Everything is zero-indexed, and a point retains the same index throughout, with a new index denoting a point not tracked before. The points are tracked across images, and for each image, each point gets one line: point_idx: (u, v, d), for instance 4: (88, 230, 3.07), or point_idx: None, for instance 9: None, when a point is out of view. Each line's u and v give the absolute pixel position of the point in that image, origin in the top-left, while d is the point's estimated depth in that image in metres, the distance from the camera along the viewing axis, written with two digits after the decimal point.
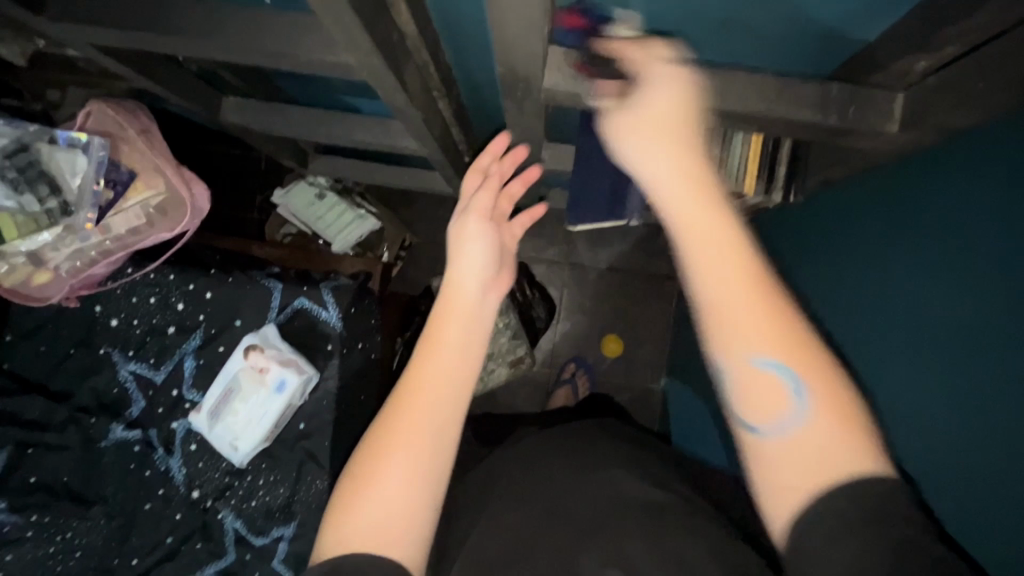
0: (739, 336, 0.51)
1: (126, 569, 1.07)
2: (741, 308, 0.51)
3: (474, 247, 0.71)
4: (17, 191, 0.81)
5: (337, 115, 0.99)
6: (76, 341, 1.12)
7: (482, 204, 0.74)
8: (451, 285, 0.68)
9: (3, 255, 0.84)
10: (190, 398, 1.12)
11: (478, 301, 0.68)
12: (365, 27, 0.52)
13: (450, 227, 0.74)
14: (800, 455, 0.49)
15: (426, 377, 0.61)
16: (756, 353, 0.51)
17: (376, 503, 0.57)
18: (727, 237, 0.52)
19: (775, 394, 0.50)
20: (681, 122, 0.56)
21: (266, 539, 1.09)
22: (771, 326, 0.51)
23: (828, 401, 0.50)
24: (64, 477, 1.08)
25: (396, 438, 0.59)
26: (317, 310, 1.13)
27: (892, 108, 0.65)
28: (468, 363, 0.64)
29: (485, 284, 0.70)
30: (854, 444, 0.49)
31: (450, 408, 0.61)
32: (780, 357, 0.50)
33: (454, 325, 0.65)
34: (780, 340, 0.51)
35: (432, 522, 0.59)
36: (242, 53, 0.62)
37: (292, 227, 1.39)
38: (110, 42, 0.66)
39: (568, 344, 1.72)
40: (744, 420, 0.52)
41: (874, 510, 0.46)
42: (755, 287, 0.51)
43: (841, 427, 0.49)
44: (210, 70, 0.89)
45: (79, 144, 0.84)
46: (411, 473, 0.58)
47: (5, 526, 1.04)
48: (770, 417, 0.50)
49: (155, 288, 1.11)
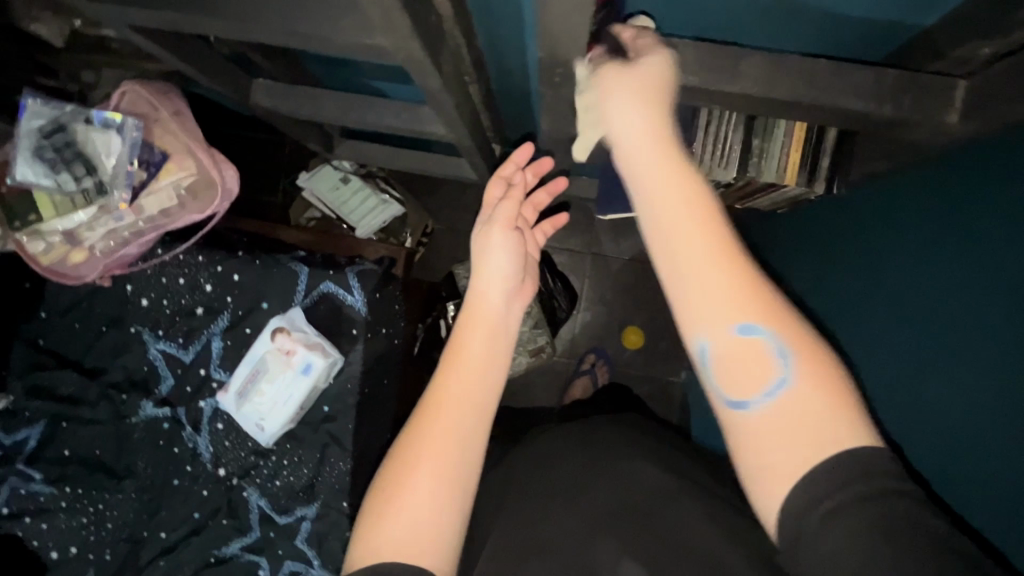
0: (708, 310, 0.54)
1: (155, 542, 1.10)
2: (713, 282, 0.53)
3: (498, 254, 0.72)
4: (54, 170, 0.83)
5: (366, 99, 0.98)
6: (108, 320, 1.14)
7: (506, 211, 0.75)
8: (474, 295, 0.69)
9: (41, 233, 0.86)
10: (217, 378, 1.14)
11: (501, 310, 0.69)
12: (404, 8, 0.50)
13: (473, 237, 0.75)
14: (790, 426, 0.50)
15: (455, 382, 0.62)
16: (741, 324, 0.53)
17: (406, 510, 0.57)
18: (688, 214, 0.55)
19: (760, 364, 0.53)
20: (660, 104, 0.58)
21: (290, 518, 1.11)
22: (744, 298, 0.53)
23: (810, 363, 0.52)
24: (97, 451, 1.12)
25: (425, 446, 0.59)
26: (342, 294, 1.13)
27: (953, 97, 0.61)
28: (495, 368, 0.65)
29: (509, 292, 0.71)
30: (841, 406, 0.51)
31: (479, 412, 0.62)
32: (760, 325, 0.53)
33: (479, 332, 0.66)
34: (752, 309, 0.53)
35: (463, 525, 0.59)
36: (278, 34, 0.62)
37: (317, 212, 1.40)
38: (147, 22, 0.66)
39: (589, 334, 1.71)
40: (734, 398, 0.54)
41: (877, 490, 0.46)
42: (727, 263, 0.54)
43: (824, 397, 0.51)
44: (242, 52, 0.89)
45: (114, 124, 0.84)
46: (440, 481, 0.58)
47: (43, 496, 1.09)
48: (755, 390, 0.53)
49: (183, 269, 1.12)
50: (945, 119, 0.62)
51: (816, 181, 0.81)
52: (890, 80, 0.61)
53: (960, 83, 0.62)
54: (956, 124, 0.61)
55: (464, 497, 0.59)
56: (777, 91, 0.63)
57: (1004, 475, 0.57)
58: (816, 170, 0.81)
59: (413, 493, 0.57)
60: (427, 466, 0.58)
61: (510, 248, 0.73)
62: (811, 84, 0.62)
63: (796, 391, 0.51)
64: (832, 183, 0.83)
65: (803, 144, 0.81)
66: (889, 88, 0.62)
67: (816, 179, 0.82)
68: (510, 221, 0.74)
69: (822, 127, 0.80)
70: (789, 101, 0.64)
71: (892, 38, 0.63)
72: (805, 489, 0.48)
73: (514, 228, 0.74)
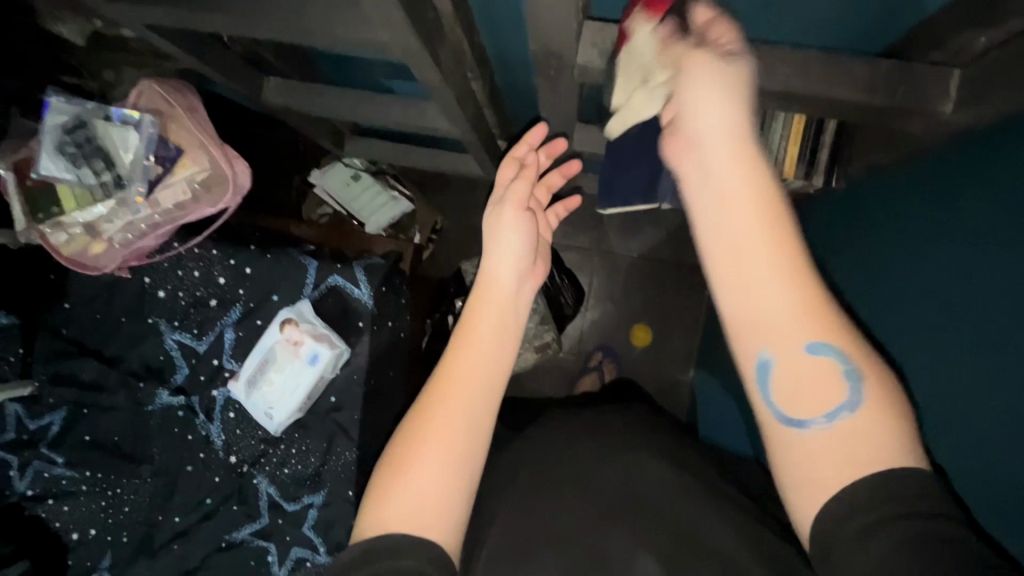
0: (778, 325, 0.54)
1: (170, 526, 1.14)
2: (787, 299, 0.54)
3: (511, 236, 0.72)
4: (76, 165, 0.87)
5: (373, 97, 1.00)
6: (127, 311, 1.18)
7: (519, 191, 0.75)
8: (485, 275, 0.70)
9: (62, 225, 0.89)
10: (229, 367, 1.18)
11: (513, 290, 0.69)
12: (401, 5, 0.53)
13: (484, 217, 0.75)
14: (847, 446, 0.51)
15: (461, 365, 0.62)
16: (808, 341, 0.53)
17: (412, 487, 0.57)
18: (765, 225, 0.55)
19: (825, 382, 0.53)
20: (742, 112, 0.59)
21: (298, 505, 1.14)
22: (816, 317, 0.54)
23: (874, 382, 0.53)
24: (115, 437, 1.17)
25: (433, 424, 0.59)
26: (349, 287, 1.15)
27: (947, 87, 0.64)
28: (504, 353, 0.65)
29: (522, 274, 0.71)
30: (903, 429, 0.52)
31: (487, 396, 0.61)
32: (828, 345, 0.53)
33: (486, 316, 0.65)
34: (826, 328, 0.54)
35: (469, 508, 0.59)
36: (282, 32, 0.64)
37: (329, 208, 1.43)
38: (161, 21, 0.69)
39: (596, 331, 1.72)
40: (791, 411, 0.54)
41: (916, 500, 0.48)
42: (799, 277, 0.54)
43: (884, 422, 0.52)
44: (254, 51, 0.92)
45: (131, 121, 0.89)
46: (446, 459, 0.58)
47: (65, 479, 1.14)
48: (813, 407, 0.53)
49: (198, 262, 1.15)
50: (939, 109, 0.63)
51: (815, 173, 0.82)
52: (882, 72, 0.63)
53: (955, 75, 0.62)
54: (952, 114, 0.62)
55: (470, 480, 0.59)
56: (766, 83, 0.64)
57: (1002, 469, 0.56)
58: (814, 164, 0.82)
59: (419, 473, 0.57)
60: (432, 449, 0.58)
61: (522, 229, 0.73)
62: (800, 75, 0.63)
63: (859, 414, 0.52)
64: (831, 176, 0.83)
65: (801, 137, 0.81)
66: (880, 80, 0.63)
67: (814, 173, 0.82)
68: (521, 202, 0.74)
69: (821, 119, 0.81)
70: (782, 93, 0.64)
71: (890, 30, 0.63)
72: (860, 502, 0.49)
73: (525, 209, 0.74)
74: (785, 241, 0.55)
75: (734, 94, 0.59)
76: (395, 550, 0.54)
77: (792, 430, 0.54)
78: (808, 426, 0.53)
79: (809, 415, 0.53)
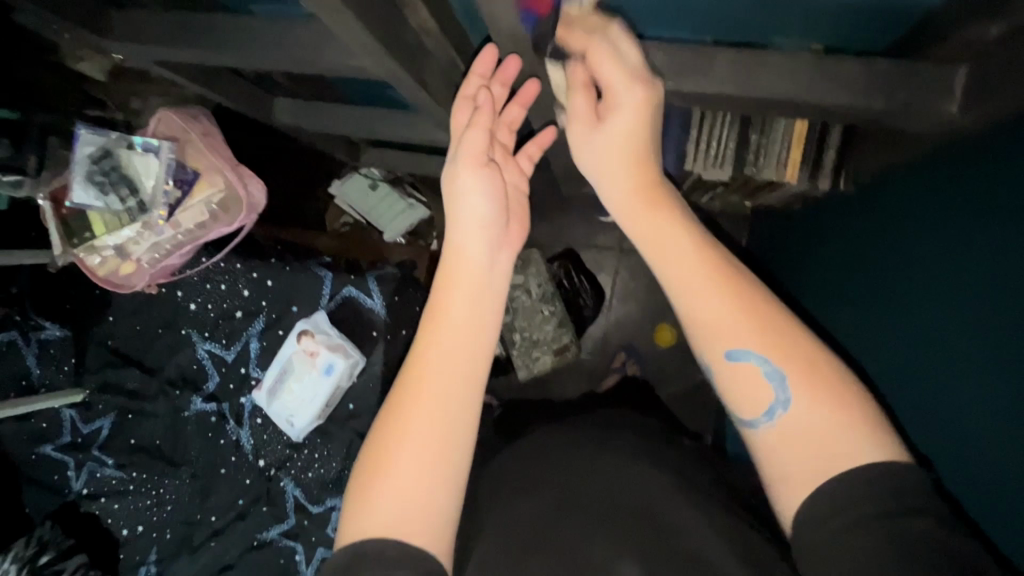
0: (709, 334, 0.57)
1: (207, 524, 1.21)
2: (709, 308, 0.57)
3: (473, 203, 0.66)
4: (104, 193, 0.93)
5: (378, 112, 1.01)
6: (163, 322, 1.25)
7: (473, 144, 0.67)
8: (452, 249, 0.65)
9: (96, 248, 0.97)
10: (256, 375, 1.23)
11: (485, 264, 0.65)
12: (372, 34, 0.54)
13: (443, 178, 0.69)
14: (797, 442, 0.52)
15: (437, 357, 0.60)
16: (733, 347, 0.55)
17: (390, 489, 0.57)
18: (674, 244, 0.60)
19: (758, 382, 0.55)
20: (634, 150, 0.64)
21: (322, 507, 1.19)
22: (742, 319, 0.55)
23: (805, 374, 0.53)
24: (156, 440, 1.24)
25: (406, 423, 0.59)
26: (363, 298, 1.19)
27: (953, 87, 0.60)
28: (484, 336, 0.62)
29: (494, 243, 0.66)
30: (845, 416, 0.51)
31: (468, 387, 0.60)
32: (752, 348, 0.55)
33: (459, 301, 0.62)
34: (750, 334, 0.55)
35: (458, 503, 0.59)
36: (274, 61, 0.67)
37: (349, 218, 1.47)
38: (167, 58, 0.72)
39: (619, 331, 1.69)
40: (743, 415, 0.56)
41: (882, 493, 0.47)
42: (714, 285, 0.57)
43: (833, 410, 0.52)
44: (263, 75, 0.95)
45: (152, 148, 0.94)
46: (422, 458, 0.58)
47: (115, 479, 1.23)
48: (759, 408, 0.55)
49: (224, 275, 1.21)
50: (941, 109, 0.61)
51: (819, 177, 0.84)
52: (875, 72, 0.60)
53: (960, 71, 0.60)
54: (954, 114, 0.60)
55: (456, 474, 0.59)
56: (754, 90, 0.62)
57: None
58: (820, 166, 0.83)
59: (403, 474, 0.57)
60: (411, 446, 0.58)
61: (485, 190, 0.67)
62: (789, 78, 0.61)
63: (796, 408, 0.53)
64: (838, 179, 0.85)
65: (805, 140, 0.82)
66: (876, 80, 0.60)
67: (819, 175, 0.84)
68: (477, 157, 0.67)
69: (825, 124, 0.82)
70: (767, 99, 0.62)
71: (903, 17, 0.59)
72: (826, 500, 0.49)
73: (486, 166, 0.67)
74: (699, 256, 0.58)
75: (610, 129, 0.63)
76: (382, 558, 0.54)
77: (744, 431, 0.56)
78: (753, 429, 0.55)
79: (749, 418, 0.55)
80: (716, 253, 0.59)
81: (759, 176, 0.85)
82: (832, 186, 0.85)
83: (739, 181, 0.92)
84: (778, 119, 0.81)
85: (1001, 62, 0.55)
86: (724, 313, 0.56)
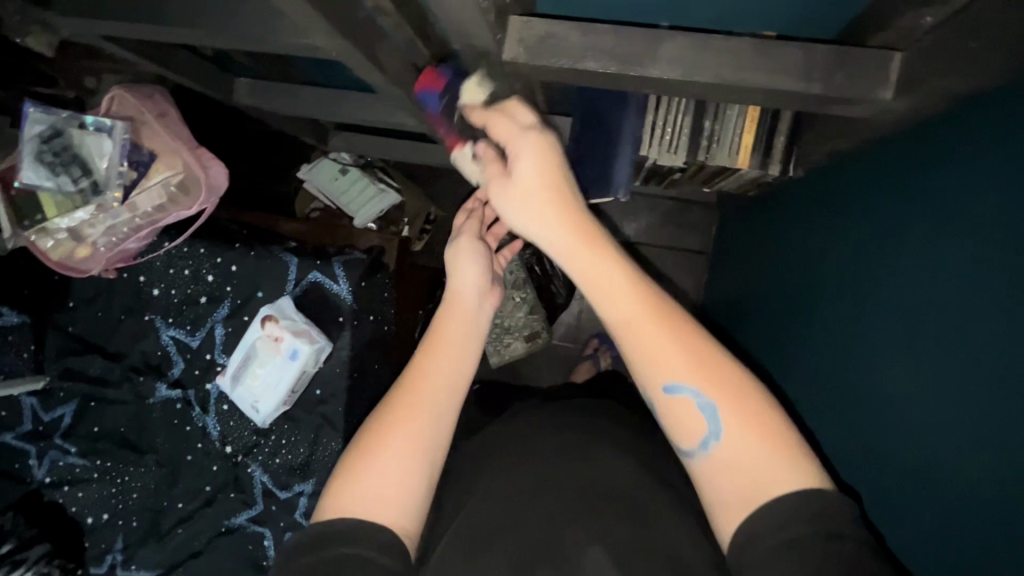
0: (653, 369, 0.58)
1: (173, 511, 1.20)
2: (648, 338, 0.58)
3: (469, 268, 0.76)
4: (55, 173, 0.91)
5: (342, 94, 1.00)
6: (126, 308, 1.23)
7: (472, 226, 0.81)
8: (453, 293, 0.74)
9: (48, 231, 0.95)
10: (221, 361, 1.22)
11: (475, 303, 0.74)
12: (320, 13, 0.53)
13: (446, 249, 0.79)
14: (731, 470, 0.54)
15: (434, 370, 0.66)
16: (670, 380, 0.57)
17: (372, 476, 0.60)
18: (618, 275, 0.60)
19: (688, 416, 0.57)
20: (556, 187, 0.63)
21: (290, 493, 1.19)
22: (674, 355, 0.57)
23: (734, 405, 0.56)
24: (120, 428, 1.22)
25: (395, 420, 0.63)
26: (329, 283, 1.19)
27: (890, 72, 0.62)
28: (469, 357, 0.69)
29: (483, 290, 0.76)
30: (772, 446, 0.54)
31: (454, 396, 0.66)
32: (684, 382, 0.57)
33: (454, 326, 0.70)
34: (690, 366, 0.57)
35: (428, 501, 0.62)
36: (224, 39, 0.65)
37: (320, 203, 1.44)
38: (114, 33, 0.70)
39: (592, 318, 1.70)
40: (683, 447, 0.58)
41: (815, 507, 0.50)
42: (650, 320, 0.58)
43: (759, 436, 0.55)
44: (221, 54, 0.93)
45: (105, 127, 0.92)
46: (406, 454, 0.61)
47: (78, 467, 1.21)
48: (695, 440, 0.57)
49: (188, 260, 1.19)
50: (880, 96, 0.62)
51: (770, 162, 0.87)
52: (818, 59, 0.62)
53: (898, 58, 0.61)
54: (893, 100, 0.62)
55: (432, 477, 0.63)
56: (701, 75, 0.64)
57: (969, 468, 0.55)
58: (771, 152, 0.87)
59: (390, 463, 0.61)
60: (400, 440, 0.62)
61: (481, 254, 0.79)
62: (735, 64, 0.63)
63: (727, 441, 0.55)
64: (789, 163, 0.88)
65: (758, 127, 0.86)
66: (818, 67, 0.62)
67: (771, 161, 0.87)
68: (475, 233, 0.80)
69: (777, 111, 0.85)
70: (712, 84, 0.64)
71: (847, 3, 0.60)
72: (768, 515, 0.51)
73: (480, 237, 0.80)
74: (636, 288, 0.60)
75: (539, 161, 0.62)
76: (352, 533, 0.56)
77: (685, 461, 0.59)
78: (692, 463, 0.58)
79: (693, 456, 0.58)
80: (655, 289, 0.61)
81: (712, 163, 0.88)
82: (784, 171, 0.89)
83: (693, 167, 0.94)
84: (731, 106, 0.84)
85: (933, 51, 0.56)
86: (654, 340, 0.58)
